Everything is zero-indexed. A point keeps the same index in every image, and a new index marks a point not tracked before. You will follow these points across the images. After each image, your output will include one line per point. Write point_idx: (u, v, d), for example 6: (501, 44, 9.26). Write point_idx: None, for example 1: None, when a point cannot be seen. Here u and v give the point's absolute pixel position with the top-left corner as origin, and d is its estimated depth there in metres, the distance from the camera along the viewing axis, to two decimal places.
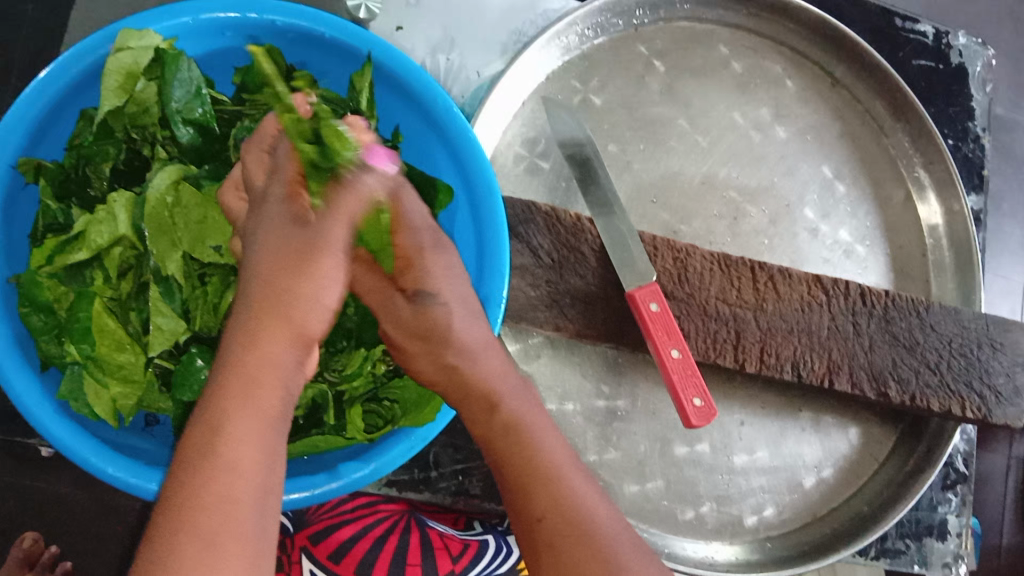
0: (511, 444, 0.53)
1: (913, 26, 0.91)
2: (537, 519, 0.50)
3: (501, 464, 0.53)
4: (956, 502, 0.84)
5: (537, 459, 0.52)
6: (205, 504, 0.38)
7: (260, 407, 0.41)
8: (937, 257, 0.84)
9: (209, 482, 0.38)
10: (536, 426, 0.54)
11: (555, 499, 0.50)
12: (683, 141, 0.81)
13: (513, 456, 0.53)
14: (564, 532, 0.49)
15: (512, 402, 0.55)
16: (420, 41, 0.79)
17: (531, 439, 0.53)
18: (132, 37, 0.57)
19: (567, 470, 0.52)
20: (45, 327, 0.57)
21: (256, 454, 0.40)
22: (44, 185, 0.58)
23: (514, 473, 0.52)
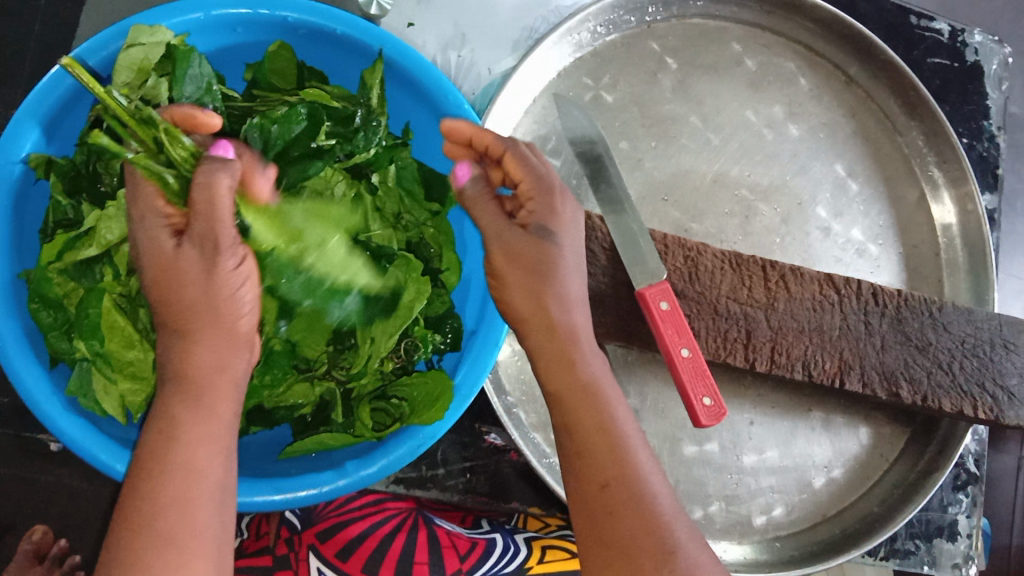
0: (585, 409, 0.53)
1: (928, 23, 0.90)
2: (600, 486, 0.51)
3: (572, 427, 0.54)
4: (967, 502, 0.83)
5: (608, 427, 0.53)
6: (164, 504, 0.45)
7: (208, 411, 0.48)
8: (950, 256, 0.83)
9: (165, 484, 0.45)
10: (610, 399, 0.55)
11: (624, 471, 0.51)
12: (695, 139, 0.80)
13: (585, 423, 0.53)
14: (628, 505, 0.50)
15: (594, 365, 0.55)
16: (432, 37, 0.79)
17: (605, 409, 0.54)
18: (142, 33, 0.57)
19: (633, 442, 0.53)
20: (55, 324, 0.58)
21: (210, 458, 0.47)
22: (55, 181, 0.59)
23: (584, 441, 0.53)
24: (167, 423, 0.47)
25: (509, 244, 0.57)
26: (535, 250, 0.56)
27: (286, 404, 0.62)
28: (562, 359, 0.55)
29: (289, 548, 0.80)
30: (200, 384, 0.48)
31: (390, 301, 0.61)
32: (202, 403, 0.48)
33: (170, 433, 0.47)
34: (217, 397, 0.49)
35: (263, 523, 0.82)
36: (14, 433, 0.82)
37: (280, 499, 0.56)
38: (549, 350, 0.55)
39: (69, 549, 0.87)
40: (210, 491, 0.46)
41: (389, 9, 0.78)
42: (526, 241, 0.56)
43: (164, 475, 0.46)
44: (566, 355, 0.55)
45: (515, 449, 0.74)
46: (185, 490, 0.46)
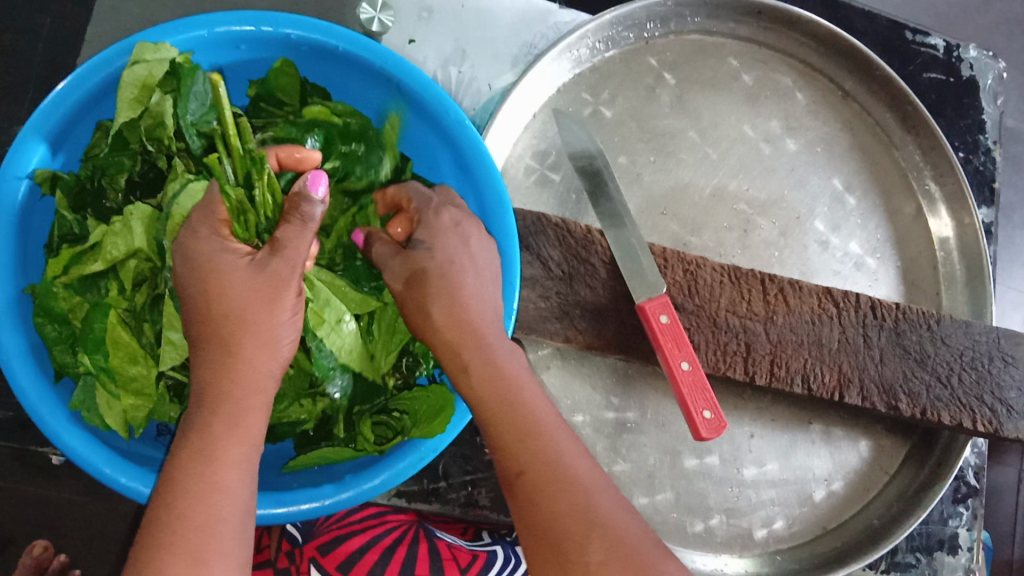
0: (495, 405, 0.54)
1: (924, 38, 0.91)
2: (516, 475, 0.51)
3: (487, 422, 0.54)
4: (967, 515, 0.83)
5: (517, 416, 0.53)
6: (197, 519, 0.45)
7: (245, 432, 0.49)
8: (948, 269, 0.83)
9: (203, 502, 0.46)
10: (521, 385, 0.55)
11: (536, 455, 0.51)
12: (694, 154, 0.81)
13: (496, 417, 0.53)
14: (546, 487, 0.50)
15: (498, 360, 0.56)
16: (432, 53, 0.79)
17: (518, 396, 0.54)
18: (147, 50, 0.57)
19: (550, 425, 0.53)
20: (59, 337, 0.57)
21: (239, 476, 0.48)
22: (60, 197, 0.59)
23: (503, 432, 0.53)
24: (202, 436, 0.48)
25: (402, 265, 0.60)
26: (422, 259, 0.59)
27: (289, 419, 0.62)
28: (462, 358, 0.56)
29: (290, 561, 0.80)
30: (236, 401, 0.49)
31: (390, 320, 0.65)
32: (239, 423, 0.49)
33: (203, 447, 0.48)
34: (252, 415, 0.50)
35: (263, 537, 0.82)
36: (14, 447, 0.82)
37: (282, 512, 0.56)
38: (455, 351, 0.56)
39: (69, 564, 0.87)
40: (236, 510, 0.47)
41: (391, 26, 0.79)
42: (405, 259, 0.59)
43: (191, 488, 0.46)
44: (472, 354, 0.56)
45: None
46: (215, 506, 0.46)
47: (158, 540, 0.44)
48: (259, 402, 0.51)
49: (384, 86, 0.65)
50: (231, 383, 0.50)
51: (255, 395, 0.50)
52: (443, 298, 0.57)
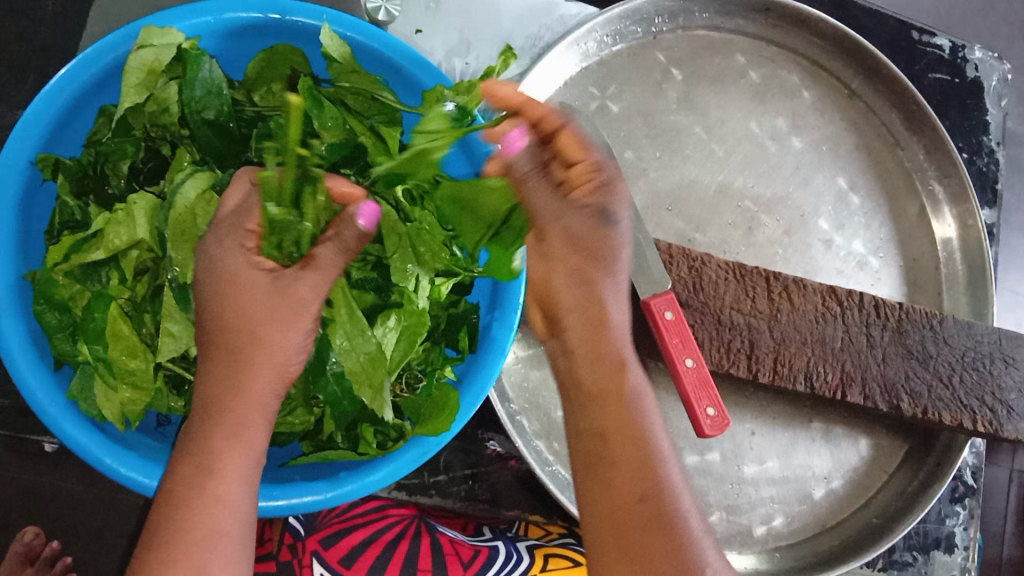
0: (626, 415, 0.54)
1: (930, 39, 0.91)
2: (636, 500, 0.51)
3: (607, 433, 0.54)
4: (964, 515, 0.84)
5: (646, 440, 0.53)
6: (199, 538, 0.46)
7: (248, 447, 0.49)
8: (950, 270, 0.84)
9: (204, 520, 0.46)
10: (649, 414, 0.55)
11: (659, 486, 0.51)
12: (700, 150, 0.81)
13: (624, 431, 0.54)
14: (658, 519, 0.50)
15: (633, 375, 0.57)
16: (438, 43, 0.79)
17: (645, 424, 0.54)
18: (153, 34, 0.56)
19: (670, 462, 0.53)
20: (59, 325, 0.56)
21: (241, 490, 0.48)
22: (62, 182, 0.58)
23: (622, 450, 0.53)
24: (201, 448, 0.48)
25: (580, 227, 0.59)
26: (603, 233, 0.59)
27: (287, 427, 0.61)
28: (598, 360, 0.57)
29: (294, 555, 0.80)
30: (239, 413, 0.49)
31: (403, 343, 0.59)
32: (240, 436, 0.49)
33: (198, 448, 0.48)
34: (253, 430, 0.50)
35: (266, 529, 0.80)
36: (10, 434, 0.81)
37: (284, 504, 0.55)
38: (586, 338, 0.58)
39: (61, 552, 0.87)
40: (239, 524, 0.47)
41: (396, 15, 0.77)
42: (595, 221, 0.58)
43: (190, 505, 0.46)
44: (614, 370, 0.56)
45: (516, 457, 0.74)
46: (218, 521, 0.46)
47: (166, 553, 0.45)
48: (259, 417, 0.50)
49: (391, 76, 0.63)
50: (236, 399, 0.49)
51: (257, 411, 0.50)
52: (605, 285, 0.59)
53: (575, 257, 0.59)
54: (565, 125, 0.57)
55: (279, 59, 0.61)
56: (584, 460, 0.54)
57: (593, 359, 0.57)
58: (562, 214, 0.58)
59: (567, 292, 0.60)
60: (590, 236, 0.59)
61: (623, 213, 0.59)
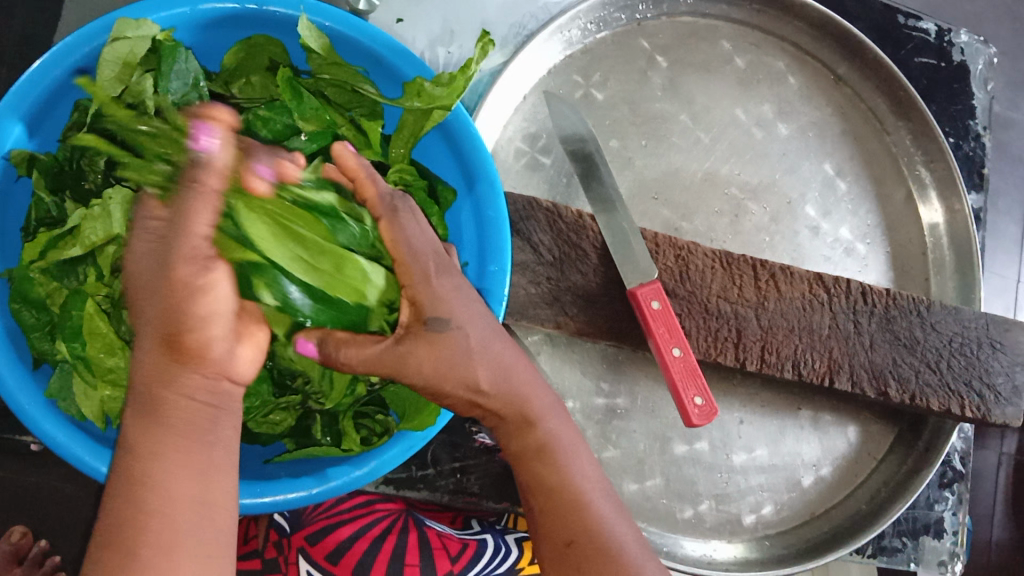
0: (544, 469, 0.52)
1: (916, 23, 0.91)
2: (565, 545, 0.51)
3: (533, 485, 0.53)
4: (953, 500, 0.84)
5: (568, 483, 0.52)
6: (131, 523, 0.41)
7: (167, 416, 0.43)
8: (937, 256, 0.84)
9: (133, 503, 0.41)
10: (571, 452, 0.54)
11: (588, 526, 0.51)
12: (685, 138, 0.80)
13: (546, 481, 0.52)
14: (591, 557, 0.50)
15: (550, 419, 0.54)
16: (420, 32, 0.78)
17: (565, 465, 0.53)
18: (127, 26, 0.55)
19: (596, 496, 0.53)
20: (37, 324, 0.56)
21: (166, 465, 0.42)
22: (37, 178, 0.57)
23: (544, 499, 0.52)
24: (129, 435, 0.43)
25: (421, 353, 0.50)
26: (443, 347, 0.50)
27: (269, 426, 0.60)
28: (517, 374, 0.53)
29: (279, 551, 0.81)
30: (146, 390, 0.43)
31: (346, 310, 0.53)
32: (151, 408, 0.43)
33: (129, 444, 0.43)
34: (168, 396, 0.43)
35: (250, 526, 0.82)
36: None
37: (269, 501, 0.54)
38: (508, 389, 0.52)
39: (49, 551, 0.86)
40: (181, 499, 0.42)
41: (378, 4, 0.77)
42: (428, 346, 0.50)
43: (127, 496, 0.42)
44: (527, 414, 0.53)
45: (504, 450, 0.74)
46: (143, 501, 0.41)
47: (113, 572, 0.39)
48: (178, 385, 0.43)
49: (372, 65, 0.62)
50: (167, 387, 0.43)
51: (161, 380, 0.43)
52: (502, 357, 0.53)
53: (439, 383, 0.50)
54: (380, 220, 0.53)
55: (258, 50, 0.60)
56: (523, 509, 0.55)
57: (512, 419, 0.53)
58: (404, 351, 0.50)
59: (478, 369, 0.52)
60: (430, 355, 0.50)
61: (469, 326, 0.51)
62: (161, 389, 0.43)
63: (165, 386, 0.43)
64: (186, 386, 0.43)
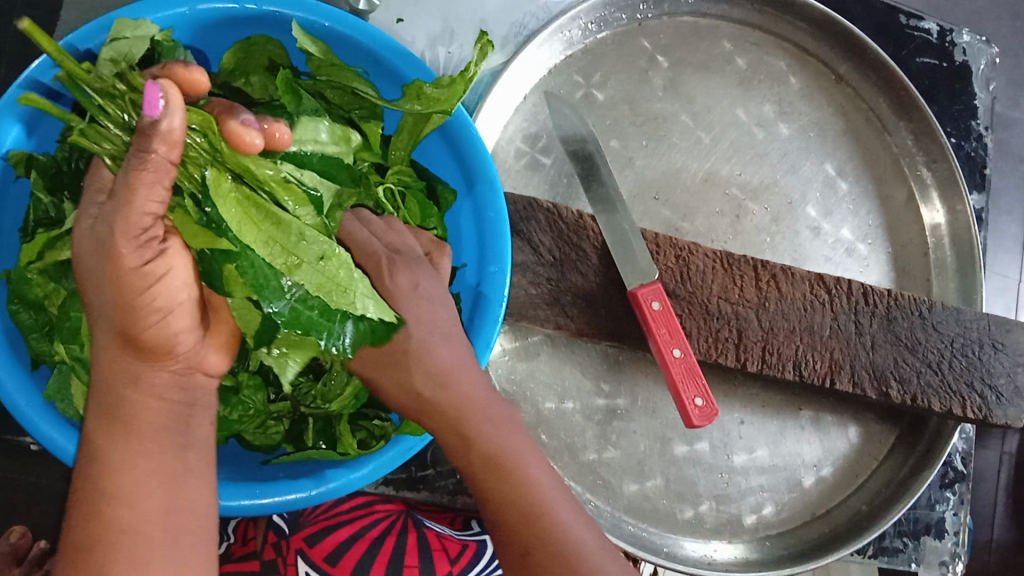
0: (492, 476, 0.49)
1: (917, 23, 0.90)
2: (521, 555, 0.47)
3: (487, 499, 0.49)
4: (954, 500, 0.84)
5: (520, 488, 0.49)
6: (114, 532, 0.42)
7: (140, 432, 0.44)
8: (938, 256, 0.83)
9: (109, 510, 0.42)
10: (518, 456, 0.50)
11: (541, 532, 0.47)
12: (686, 138, 0.80)
13: (496, 494, 0.49)
14: (548, 562, 0.46)
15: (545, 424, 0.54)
16: (420, 32, 0.77)
17: (515, 469, 0.49)
18: (126, 27, 0.54)
19: (551, 501, 0.49)
20: (35, 325, 0.56)
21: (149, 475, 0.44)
22: (36, 179, 0.57)
23: (497, 506, 0.49)
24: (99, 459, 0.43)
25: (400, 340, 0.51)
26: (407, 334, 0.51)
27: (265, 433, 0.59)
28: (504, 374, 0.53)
29: (278, 553, 0.80)
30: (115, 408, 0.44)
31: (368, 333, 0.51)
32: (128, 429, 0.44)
33: (101, 459, 0.43)
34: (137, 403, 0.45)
35: (250, 528, 0.82)
36: None
37: (269, 502, 0.54)
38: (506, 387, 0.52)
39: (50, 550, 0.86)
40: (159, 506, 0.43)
41: (378, 4, 0.77)
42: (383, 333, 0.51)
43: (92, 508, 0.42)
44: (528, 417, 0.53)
45: None
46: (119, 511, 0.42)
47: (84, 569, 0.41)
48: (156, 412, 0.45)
49: (371, 66, 0.62)
50: (135, 389, 0.45)
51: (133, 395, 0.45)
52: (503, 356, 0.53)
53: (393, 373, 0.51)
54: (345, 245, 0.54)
55: (256, 50, 0.60)
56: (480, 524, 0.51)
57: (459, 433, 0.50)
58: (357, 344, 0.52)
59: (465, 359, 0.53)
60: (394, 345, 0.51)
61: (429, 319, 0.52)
62: (130, 393, 0.45)
63: (131, 386, 0.45)
64: (157, 385, 0.45)
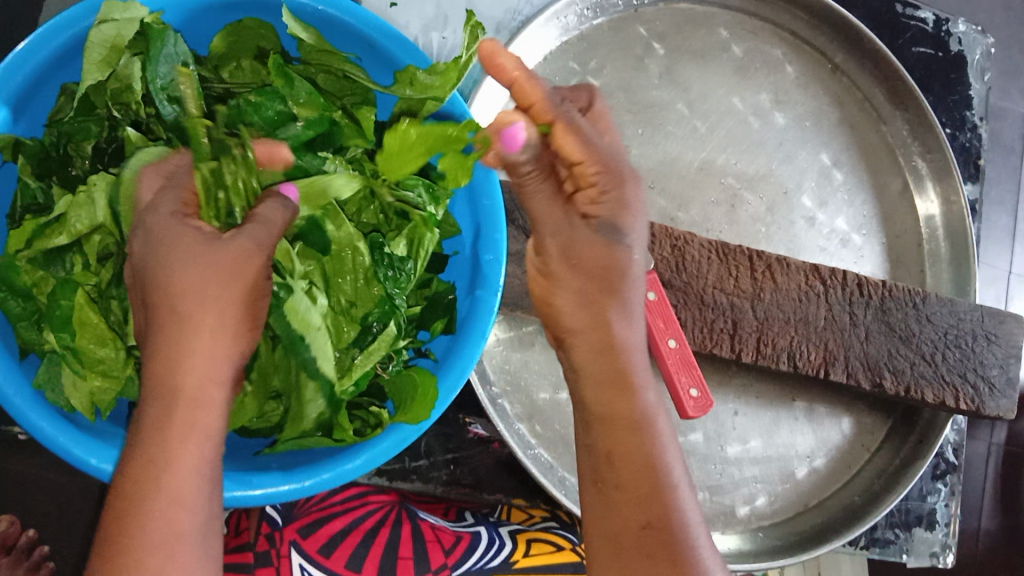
0: (634, 444, 0.52)
1: (913, 12, 0.90)
2: (639, 527, 0.50)
3: (615, 457, 0.52)
4: (945, 491, 0.84)
5: (657, 464, 0.52)
6: (148, 544, 0.42)
7: (201, 434, 0.45)
8: (932, 247, 0.83)
9: (152, 520, 0.43)
10: (663, 433, 0.53)
11: (667, 513, 0.50)
12: (682, 126, 0.79)
13: (632, 457, 0.52)
14: (664, 544, 0.49)
15: (647, 395, 0.54)
16: (414, 17, 0.76)
17: (657, 445, 0.52)
18: (115, 8, 0.53)
19: (682, 491, 0.52)
20: (24, 313, 0.54)
21: (195, 482, 0.44)
22: (23, 164, 0.55)
23: (629, 473, 0.52)
24: (159, 435, 0.44)
25: (588, 245, 0.54)
26: (607, 247, 0.54)
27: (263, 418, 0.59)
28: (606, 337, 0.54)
29: (271, 544, 0.79)
30: (186, 400, 0.45)
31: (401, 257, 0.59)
32: (194, 424, 0.45)
33: (155, 456, 0.44)
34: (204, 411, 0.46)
35: (243, 519, 0.80)
36: None
37: (260, 494, 0.53)
38: None
39: (38, 540, 0.85)
40: (199, 517, 0.44)
41: None
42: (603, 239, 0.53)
43: (150, 500, 0.43)
44: (610, 386, 0.54)
45: (498, 440, 0.73)
46: (175, 521, 0.43)
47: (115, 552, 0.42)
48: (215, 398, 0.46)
49: (365, 50, 0.61)
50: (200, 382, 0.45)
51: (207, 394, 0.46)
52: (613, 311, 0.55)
53: (580, 280, 0.55)
54: (556, 121, 0.50)
55: (247, 34, 0.59)
56: (595, 476, 0.53)
57: (605, 383, 0.54)
58: (575, 232, 0.55)
59: (573, 314, 0.55)
60: (597, 259, 0.54)
61: (636, 227, 0.54)
62: (181, 379, 0.45)
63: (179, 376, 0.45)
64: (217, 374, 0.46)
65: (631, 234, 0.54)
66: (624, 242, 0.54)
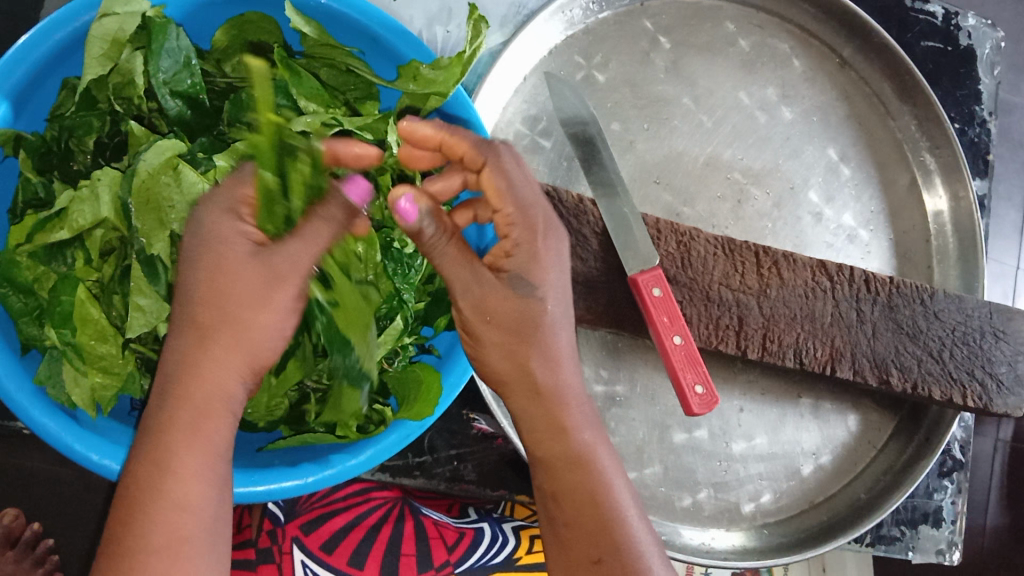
0: (577, 481, 0.52)
1: (922, 5, 0.89)
2: (592, 561, 0.50)
3: (559, 494, 0.52)
4: (952, 488, 0.83)
5: (601, 499, 0.51)
6: (155, 546, 0.42)
7: (208, 442, 0.45)
8: (940, 243, 0.83)
9: (160, 522, 0.42)
10: (606, 466, 0.52)
11: (618, 544, 0.50)
12: (688, 121, 0.79)
13: (576, 494, 0.51)
14: (621, 575, 0.49)
15: (586, 431, 0.53)
16: (418, 11, 0.76)
17: (602, 478, 0.52)
18: (117, 2, 0.53)
19: (634, 522, 0.51)
20: (25, 309, 0.54)
21: (203, 488, 0.44)
22: (24, 158, 0.54)
23: (575, 508, 0.51)
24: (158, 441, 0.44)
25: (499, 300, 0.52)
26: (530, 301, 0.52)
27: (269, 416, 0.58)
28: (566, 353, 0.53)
29: (273, 540, 0.79)
30: (198, 403, 0.45)
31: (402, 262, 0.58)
32: (202, 429, 0.45)
33: (164, 459, 0.43)
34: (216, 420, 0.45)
35: (244, 515, 0.80)
36: None
37: (262, 490, 0.53)
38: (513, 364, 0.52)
39: (43, 533, 0.85)
40: (205, 523, 0.44)
41: None
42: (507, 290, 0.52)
43: (152, 504, 0.43)
44: (556, 422, 0.52)
45: (502, 436, 0.73)
46: (180, 525, 0.43)
47: (123, 547, 0.42)
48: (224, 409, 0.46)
49: (369, 44, 0.61)
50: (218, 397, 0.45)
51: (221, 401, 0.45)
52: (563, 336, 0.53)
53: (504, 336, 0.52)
54: (484, 165, 0.54)
55: (250, 28, 0.58)
56: (545, 515, 0.53)
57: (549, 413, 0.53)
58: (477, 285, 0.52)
59: (495, 360, 0.53)
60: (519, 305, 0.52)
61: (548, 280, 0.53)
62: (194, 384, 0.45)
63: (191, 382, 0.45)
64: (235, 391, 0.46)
65: (542, 286, 0.52)
66: (541, 292, 0.52)
